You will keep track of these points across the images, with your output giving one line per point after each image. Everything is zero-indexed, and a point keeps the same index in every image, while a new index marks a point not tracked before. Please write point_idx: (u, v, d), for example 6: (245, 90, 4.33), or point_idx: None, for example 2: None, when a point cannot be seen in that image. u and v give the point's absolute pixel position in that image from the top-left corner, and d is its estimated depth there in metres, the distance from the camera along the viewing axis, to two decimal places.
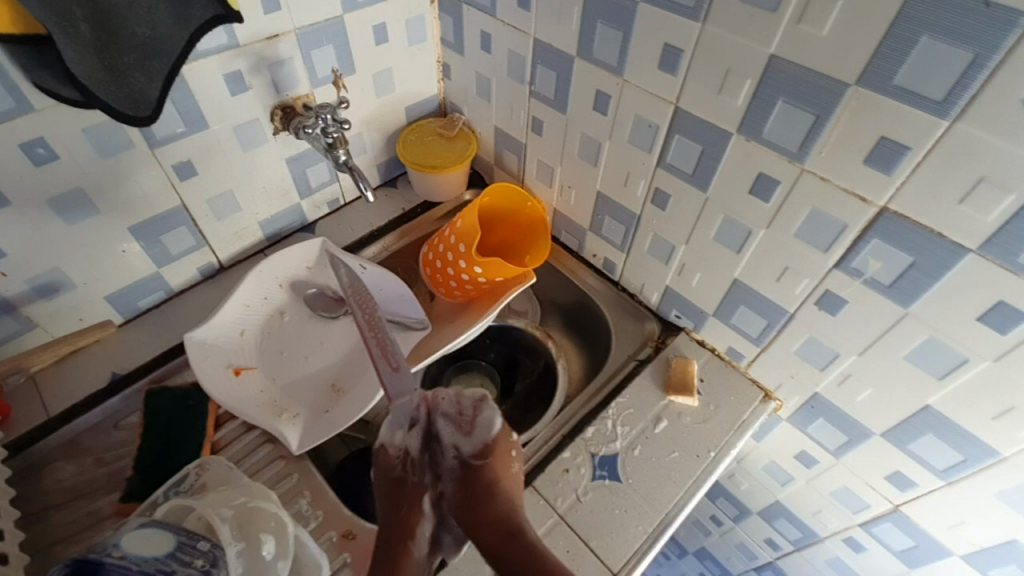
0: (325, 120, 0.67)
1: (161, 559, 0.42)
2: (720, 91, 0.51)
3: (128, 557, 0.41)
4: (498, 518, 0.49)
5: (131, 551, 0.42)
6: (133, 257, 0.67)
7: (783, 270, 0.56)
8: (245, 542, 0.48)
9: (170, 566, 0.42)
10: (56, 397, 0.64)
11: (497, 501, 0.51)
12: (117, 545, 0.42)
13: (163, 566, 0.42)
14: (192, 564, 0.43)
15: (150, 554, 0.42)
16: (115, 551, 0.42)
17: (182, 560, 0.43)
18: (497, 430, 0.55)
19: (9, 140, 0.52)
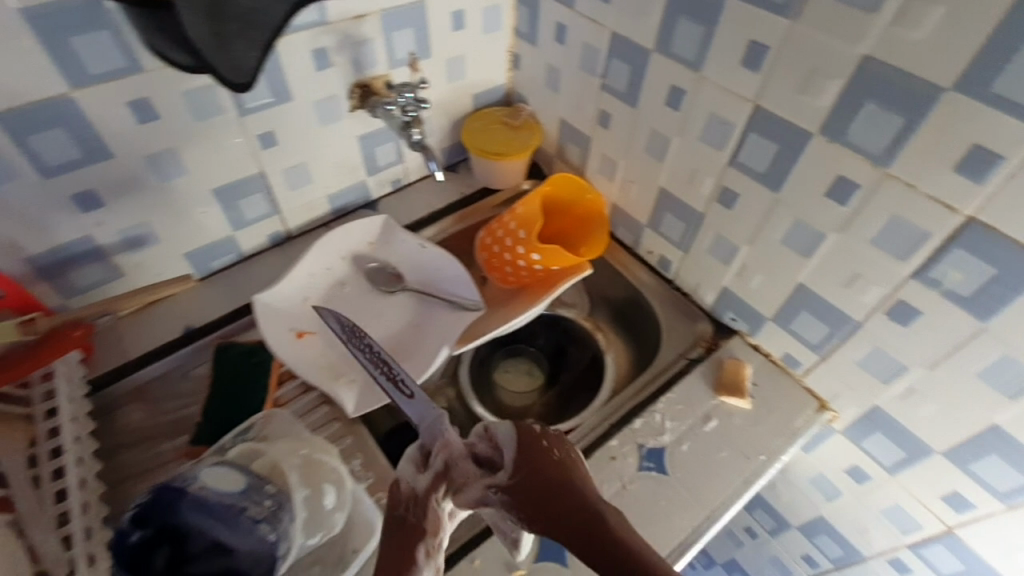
0: (404, 98, 0.71)
1: (236, 495, 0.47)
2: (803, 91, 0.51)
3: (208, 488, 0.46)
4: (560, 516, 0.41)
5: (210, 484, 0.46)
6: (212, 219, 0.71)
7: (853, 277, 0.55)
8: (309, 489, 0.52)
9: (244, 502, 0.46)
10: (138, 341, 0.69)
11: (554, 499, 0.42)
12: (200, 475, 0.47)
13: (238, 501, 0.46)
14: (262, 503, 0.47)
15: (227, 489, 0.47)
16: (197, 482, 0.46)
17: (253, 498, 0.47)
18: (522, 443, 0.46)
19: (119, 98, 0.56)
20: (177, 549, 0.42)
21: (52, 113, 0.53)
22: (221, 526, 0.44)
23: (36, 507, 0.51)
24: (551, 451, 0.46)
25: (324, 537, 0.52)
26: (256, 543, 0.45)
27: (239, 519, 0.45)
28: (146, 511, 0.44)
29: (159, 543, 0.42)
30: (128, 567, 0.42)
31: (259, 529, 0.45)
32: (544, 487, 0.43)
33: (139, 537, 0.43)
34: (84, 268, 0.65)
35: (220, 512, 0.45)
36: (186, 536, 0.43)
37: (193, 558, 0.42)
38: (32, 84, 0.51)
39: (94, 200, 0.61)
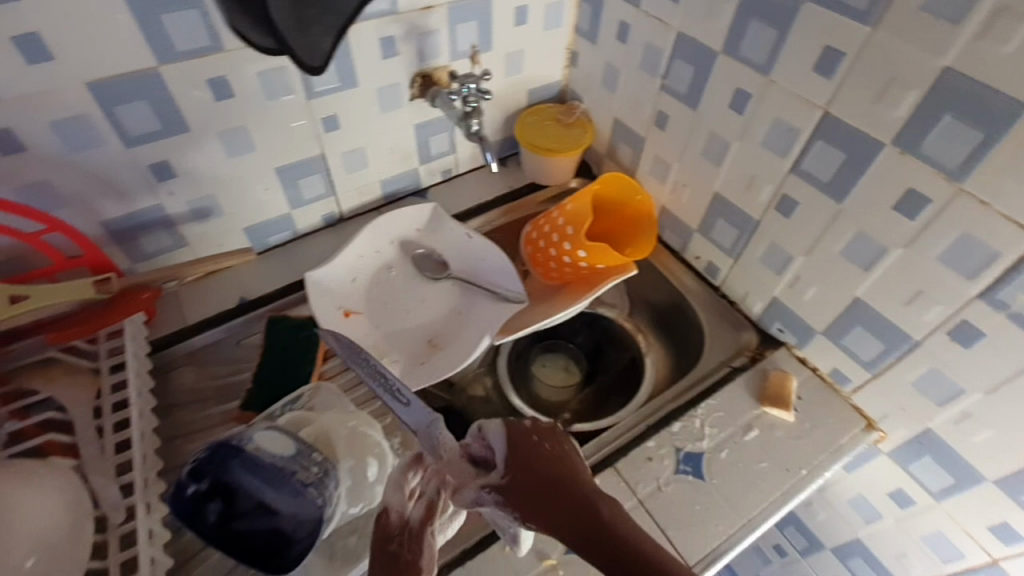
0: (468, 88, 0.72)
1: (286, 459, 0.49)
2: (878, 100, 0.49)
3: (261, 450, 0.48)
4: (558, 517, 0.39)
5: (263, 446, 0.49)
6: (273, 196, 0.74)
7: (915, 294, 0.53)
8: (354, 461, 0.54)
9: (293, 466, 0.48)
10: (199, 307, 0.73)
11: (550, 497, 0.41)
12: (255, 436, 0.49)
13: (288, 465, 0.48)
14: (310, 469, 0.49)
15: (278, 452, 0.49)
16: (252, 443, 0.49)
17: (302, 464, 0.49)
18: (510, 439, 0.45)
19: (200, 75, 0.59)
20: (228, 505, 0.45)
21: (139, 86, 0.56)
22: (270, 487, 0.46)
23: (97, 455, 0.54)
24: (542, 444, 0.45)
25: (364, 508, 0.54)
26: (301, 507, 0.47)
27: (288, 482, 0.47)
28: (204, 465, 0.46)
29: (212, 498, 0.45)
30: (185, 515, 0.45)
31: (305, 493, 0.48)
32: (538, 486, 0.42)
33: (195, 490, 0.45)
34: (153, 236, 0.68)
35: (270, 473, 0.47)
36: (237, 493, 0.45)
37: (242, 514, 0.45)
38: (124, 58, 0.54)
39: (169, 171, 0.64)
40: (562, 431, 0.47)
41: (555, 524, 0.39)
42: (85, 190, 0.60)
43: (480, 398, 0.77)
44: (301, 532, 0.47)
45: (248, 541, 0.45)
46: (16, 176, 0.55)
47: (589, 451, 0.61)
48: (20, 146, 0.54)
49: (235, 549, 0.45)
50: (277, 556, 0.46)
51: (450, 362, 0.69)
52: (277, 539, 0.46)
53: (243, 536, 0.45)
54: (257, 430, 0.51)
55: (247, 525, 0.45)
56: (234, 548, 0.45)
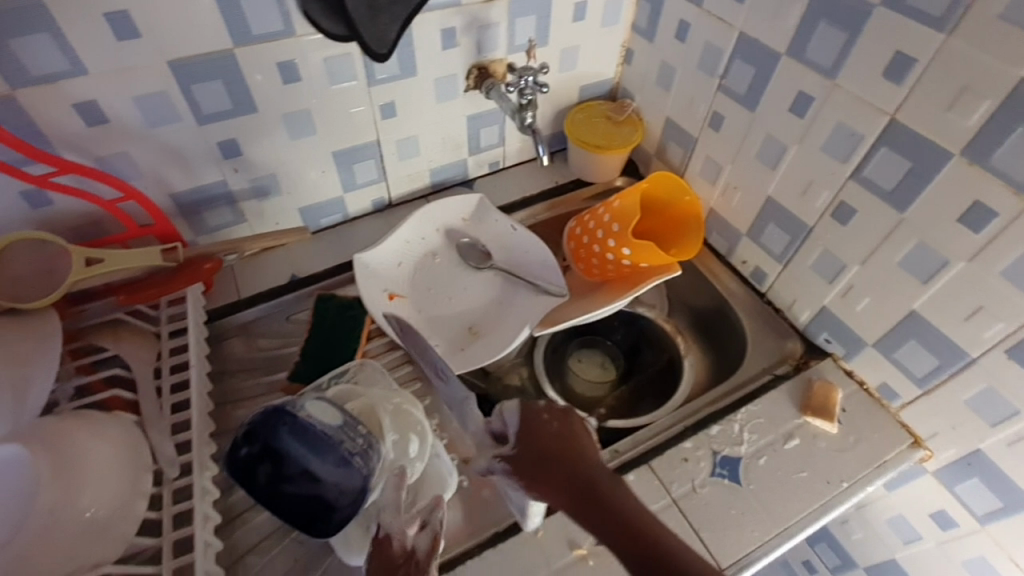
0: (525, 81, 0.74)
1: (333, 428, 0.50)
2: (949, 108, 0.48)
3: (311, 418, 0.49)
4: (559, 482, 0.49)
5: (313, 414, 0.50)
6: (329, 178, 0.76)
7: (975, 310, 0.51)
8: (399, 436, 0.55)
9: (339, 436, 0.50)
10: (253, 281, 0.76)
11: (551, 469, 0.50)
12: (305, 405, 0.51)
13: (335, 434, 0.49)
14: (356, 439, 0.50)
15: (326, 421, 0.50)
16: (303, 411, 0.50)
17: (348, 434, 0.50)
18: (522, 420, 0.54)
19: (271, 58, 0.61)
20: (277, 468, 0.47)
21: (215, 67, 0.59)
22: (316, 455, 0.47)
23: (156, 413, 0.57)
24: (552, 422, 0.54)
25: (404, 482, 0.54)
26: (345, 477, 0.48)
27: (334, 450, 0.48)
28: (256, 429, 0.48)
29: (263, 459, 0.47)
30: (238, 474, 0.47)
31: (351, 464, 0.48)
32: (545, 457, 0.51)
33: (247, 452, 0.47)
34: (216, 210, 0.71)
35: (317, 442, 0.48)
36: (285, 458, 0.47)
37: (290, 478, 0.47)
38: (203, 39, 0.57)
39: (235, 149, 0.67)
40: (569, 410, 0.55)
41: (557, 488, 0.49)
42: (159, 163, 0.63)
43: (516, 388, 0.78)
44: (343, 500, 0.48)
45: (294, 503, 0.47)
46: (98, 147, 0.59)
47: (624, 447, 0.61)
48: (104, 118, 0.57)
49: (282, 509, 0.47)
50: (321, 520, 0.47)
51: (479, 358, 0.70)
52: (321, 504, 0.47)
53: (289, 498, 0.47)
54: (307, 399, 0.52)
55: (294, 489, 0.47)
56: (282, 508, 0.47)
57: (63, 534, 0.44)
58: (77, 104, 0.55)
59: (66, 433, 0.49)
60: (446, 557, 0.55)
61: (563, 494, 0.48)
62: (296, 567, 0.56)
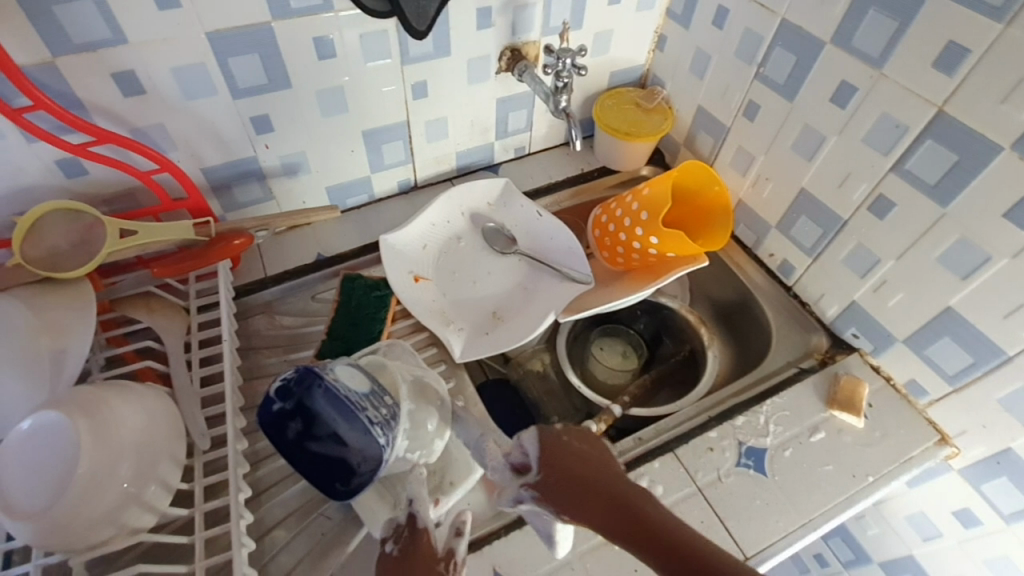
0: (563, 63, 0.72)
1: (362, 395, 0.50)
2: (1003, 100, 0.47)
3: (339, 383, 0.49)
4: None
5: (341, 379, 0.50)
6: (358, 158, 0.76)
7: (1016, 307, 0.51)
8: (416, 407, 0.55)
9: (365, 404, 0.49)
10: (276, 259, 0.76)
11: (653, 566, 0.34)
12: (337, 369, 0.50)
13: (360, 401, 0.49)
14: (378, 409, 0.50)
15: (356, 389, 0.50)
16: (331, 374, 0.50)
17: (372, 403, 0.50)
18: None
19: (308, 32, 0.61)
20: (308, 428, 0.47)
21: (254, 39, 0.59)
22: (344, 421, 0.47)
23: (187, 384, 0.58)
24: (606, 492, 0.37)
25: (422, 456, 0.55)
26: (368, 445, 0.48)
27: (359, 417, 0.48)
28: (291, 386, 0.48)
29: (293, 416, 0.47)
30: (269, 427, 0.48)
31: (376, 433, 0.48)
32: (604, 501, 0.43)
33: (280, 407, 0.48)
34: (245, 186, 0.71)
35: (346, 407, 0.48)
36: (317, 419, 0.47)
37: (318, 438, 0.47)
38: (244, 10, 0.56)
39: (267, 124, 0.66)
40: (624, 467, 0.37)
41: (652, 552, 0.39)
42: (194, 136, 0.63)
43: (537, 373, 0.79)
44: (365, 465, 0.48)
45: (318, 461, 0.48)
46: (135, 116, 0.59)
47: (648, 435, 0.61)
48: (142, 89, 0.57)
49: (306, 466, 0.48)
50: (342, 480, 0.48)
51: (489, 346, 0.70)
52: (344, 466, 0.48)
53: (315, 456, 0.48)
54: (338, 364, 0.52)
55: (320, 448, 0.47)
56: (307, 464, 0.48)
57: (97, 502, 0.44)
58: (116, 72, 0.55)
59: (103, 400, 0.49)
60: (480, 531, 0.56)
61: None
62: (321, 542, 0.56)
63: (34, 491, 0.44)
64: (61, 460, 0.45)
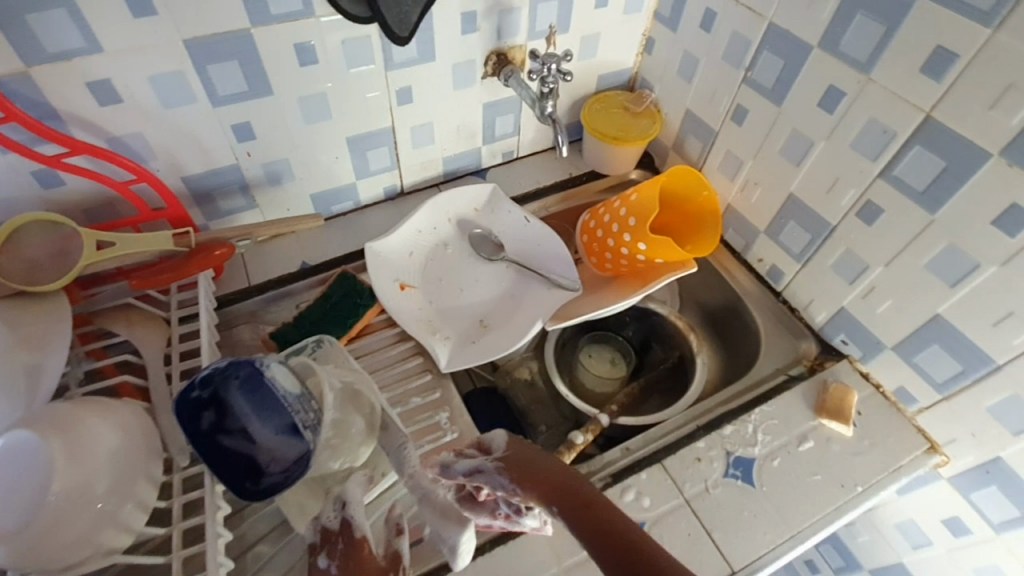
0: (548, 69, 0.72)
1: (291, 397, 0.51)
2: (993, 106, 0.47)
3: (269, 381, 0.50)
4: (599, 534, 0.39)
5: (275, 378, 0.51)
6: (342, 164, 0.75)
7: (1005, 316, 0.51)
8: (343, 414, 0.54)
9: (291, 405, 0.50)
10: (259, 269, 0.75)
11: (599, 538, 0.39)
12: (270, 367, 0.51)
13: (287, 403, 0.50)
14: (309, 412, 0.51)
15: (286, 389, 0.51)
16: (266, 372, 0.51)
17: (303, 406, 0.51)
18: None
19: (289, 38, 0.60)
20: (221, 419, 0.49)
21: (234, 47, 0.58)
22: (258, 415, 0.49)
23: (166, 399, 0.57)
24: (549, 469, 0.47)
25: (347, 463, 0.54)
26: (281, 446, 0.49)
27: (276, 415, 0.49)
28: (213, 375, 0.50)
29: (208, 406, 0.49)
30: (181, 416, 0.49)
31: (293, 435, 0.49)
32: (548, 485, 0.45)
33: (197, 395, 0.49)
34: (228, 195, 0.70)
35: (266, 403, 0.50)
36: (230, 411, 0.49)
37: (228, 431, 0.48)
38: (224, 18, 0.55)
39: (249, 132, 0.65)
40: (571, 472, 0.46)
41: (591, 535, 0.40)
42: (174, 144, 0.62)
43: (524, 381, 0.78)
44: (275, 466, 0.49)
45: (224, 456, 0.48)
46: (113, 126, 0.58)
47: (636, 445, 0.61)
48: (119, 98, 0.56)
49: (211, 463, 0.48)
50: (246, 482, 0.48)
51: (477, 355, 0.69)
52: (252, 464, 0.48)
53: (222, 452, 0.48)
54: (272, 361, 0.52)
55: (229, 442, 0.48)
56: (210, 460, 0.48)
57: (71, 523, 0.44)
58: (91, 81, 0.54)
59: (78, 417, 0.48)
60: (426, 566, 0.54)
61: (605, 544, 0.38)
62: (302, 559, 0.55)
63: (1, 511, 0.42)
64: (33, 479, 0.44)
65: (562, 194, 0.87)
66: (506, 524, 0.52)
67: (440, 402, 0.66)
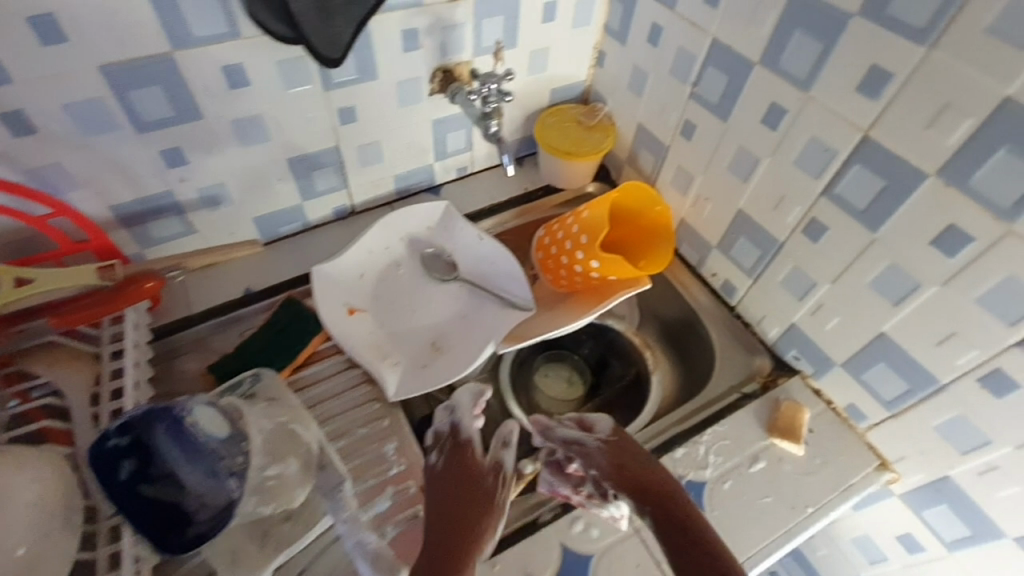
0: (488, 88, 0.72)
1: (218, 441, 0.50)
2: (929, 125, 0.46)
3: (194, 426, 0.49)
4: (665, 519, 0.48)
5: (201, 422, 0.50)
6: (285, 186, 0.72)
7: (947, 336, 0.50)
8: (275, 455, 0.52)
9: (218, 450, 0.50)
10: (200, 297, 0.72)
11: (673, 526, 0.47)
12: (195, 411, 0.50)
13: (214, 448, 0.49)
14: (237, 456, 0.50)
15: (211, 432, 0.50)
16: (190, 416, 0.50)
17: (231, 450, 0.50)
18: None
19: (215, 60, 0.57)
20: (143, 468, 0.47)
21: (155, 71, 0.55)
22: (187, 461, 0.48)
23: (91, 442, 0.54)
24: (640, 468, 0.53)
25: (280, 508, 0.52)
26: (212, 490, 0.48)
27: (204, 460, 0.49)
28: (133, 421, 0.48)
29: (129, 455, 0.47)
30: (95, 467, 0.46)
31: (224, 478, 0.49)
32: (637, 482, 0.51)
33: (115, 443, 0.47)
34: (162, 221, 0.67)
35: (193, 448, 0.49)
36: (154, 458, 0.47)
37: (151, 479, 0.47)
38: (141, 42, 0.53)
39: (180, 157, 0.63)
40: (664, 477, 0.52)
41: (662, 524, 0.47)
42: (99, 173, 0.60)
43: None
44: (202, 513, 0.48)
45: (146, 507, 0.46)
46: (28, 157, 0.55)
47: None
48: (32, 128, 0.53)
49: (131, 514, 0.46)
50: (173, 531, 0.46)
51: (429, 381, 0.67)
52: (178, 512, 0.47)
53: (144, 502, 0.46)
54: (197, 403, 0.51)
55: (152, 491, 0.47)
56: (130, 513, 0.46)
57: None
58: (0, 111, 0.51)
59: None
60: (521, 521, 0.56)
61: (670, 527, 0.47)
62: None
63: None
64: None
65: (518, 210, 0.86)
66: (584, 504, 0.55)
67: (388, 431, 0.64)
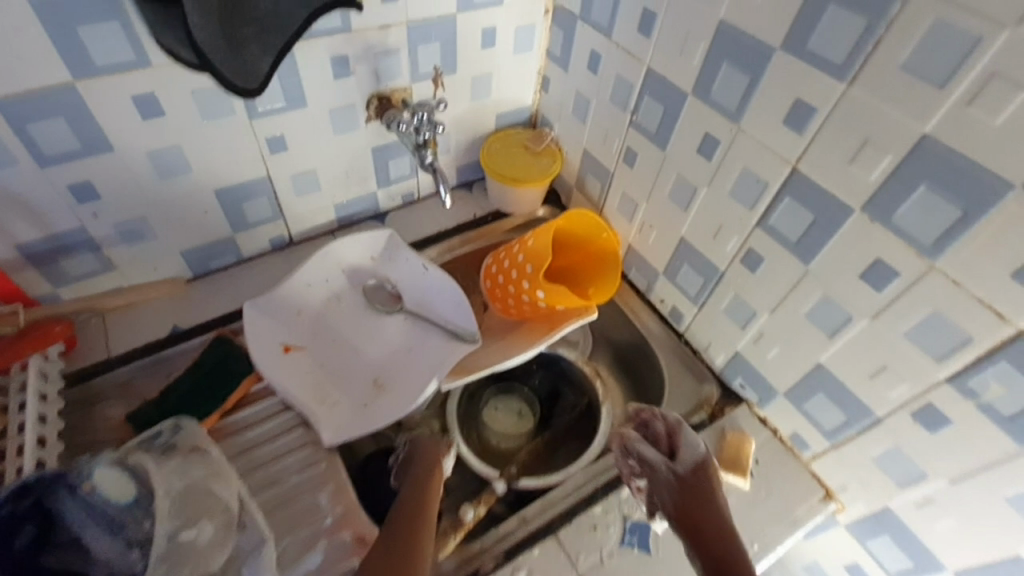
0: (420, 118, 0.69)
1: (127, 505, 0.46)
2: (852, 160, 0.46)
3: (97, 490, 0.46)
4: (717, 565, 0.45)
5: (106, 486, 0.46)
6: (214, 218, 0.69)
7: (880, 368, 0.50)
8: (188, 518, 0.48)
9: (125, 518, 0.46)
10: (120, 338, 0.67)
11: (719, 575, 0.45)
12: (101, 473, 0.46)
13: (123, 514, 0.46)
14: (144, 523, 0.46)
15: (116, 496, 0.46)
16: (90, 480, 0.46)
17: (140, 516, 0.46)
18: None
19: (123, 90, 0.53)
20: (43, 534, 0.44)
21: (55, 103, 0.51)
22: (93, 526, 0.45)
23: None
24: (702, 508, 0.50)
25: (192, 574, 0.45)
26: (118, 557, 0.44)
27: (110, 527, 0.45)
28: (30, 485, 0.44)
29: (26, 522, 0.43)
30: None
31: (129, 548, 0.44)
32: (699, 523, 0.49)
33: (9, 510, 0.42)
34: (75, 259, 0.63)
35: (100, 512, 0.45)
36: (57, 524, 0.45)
37: (56, 546, 0.44)
38: (36, 73, 0.49)
39: (90, 192, 0.59)
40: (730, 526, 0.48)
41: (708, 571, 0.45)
42: None
43: None
44: None
45: None
46: None
47: (532, 513, 0.58)
48: None
49: None
50: None
51: (370, 421, 0.64)
52: None
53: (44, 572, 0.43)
54: (100, 463, 0.47)
55: (53, 560, 0.44)
56: None
57: None
58: None
59: None
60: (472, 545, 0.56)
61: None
62: None
63: None
64: None
65: (466, 236, 0.84)
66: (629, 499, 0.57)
67: (323, 477, 0.60)
